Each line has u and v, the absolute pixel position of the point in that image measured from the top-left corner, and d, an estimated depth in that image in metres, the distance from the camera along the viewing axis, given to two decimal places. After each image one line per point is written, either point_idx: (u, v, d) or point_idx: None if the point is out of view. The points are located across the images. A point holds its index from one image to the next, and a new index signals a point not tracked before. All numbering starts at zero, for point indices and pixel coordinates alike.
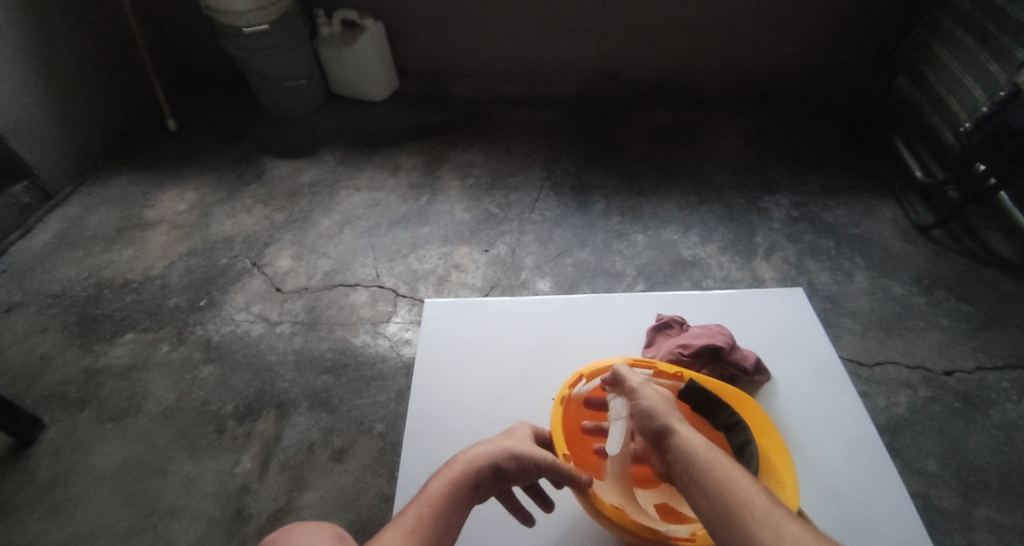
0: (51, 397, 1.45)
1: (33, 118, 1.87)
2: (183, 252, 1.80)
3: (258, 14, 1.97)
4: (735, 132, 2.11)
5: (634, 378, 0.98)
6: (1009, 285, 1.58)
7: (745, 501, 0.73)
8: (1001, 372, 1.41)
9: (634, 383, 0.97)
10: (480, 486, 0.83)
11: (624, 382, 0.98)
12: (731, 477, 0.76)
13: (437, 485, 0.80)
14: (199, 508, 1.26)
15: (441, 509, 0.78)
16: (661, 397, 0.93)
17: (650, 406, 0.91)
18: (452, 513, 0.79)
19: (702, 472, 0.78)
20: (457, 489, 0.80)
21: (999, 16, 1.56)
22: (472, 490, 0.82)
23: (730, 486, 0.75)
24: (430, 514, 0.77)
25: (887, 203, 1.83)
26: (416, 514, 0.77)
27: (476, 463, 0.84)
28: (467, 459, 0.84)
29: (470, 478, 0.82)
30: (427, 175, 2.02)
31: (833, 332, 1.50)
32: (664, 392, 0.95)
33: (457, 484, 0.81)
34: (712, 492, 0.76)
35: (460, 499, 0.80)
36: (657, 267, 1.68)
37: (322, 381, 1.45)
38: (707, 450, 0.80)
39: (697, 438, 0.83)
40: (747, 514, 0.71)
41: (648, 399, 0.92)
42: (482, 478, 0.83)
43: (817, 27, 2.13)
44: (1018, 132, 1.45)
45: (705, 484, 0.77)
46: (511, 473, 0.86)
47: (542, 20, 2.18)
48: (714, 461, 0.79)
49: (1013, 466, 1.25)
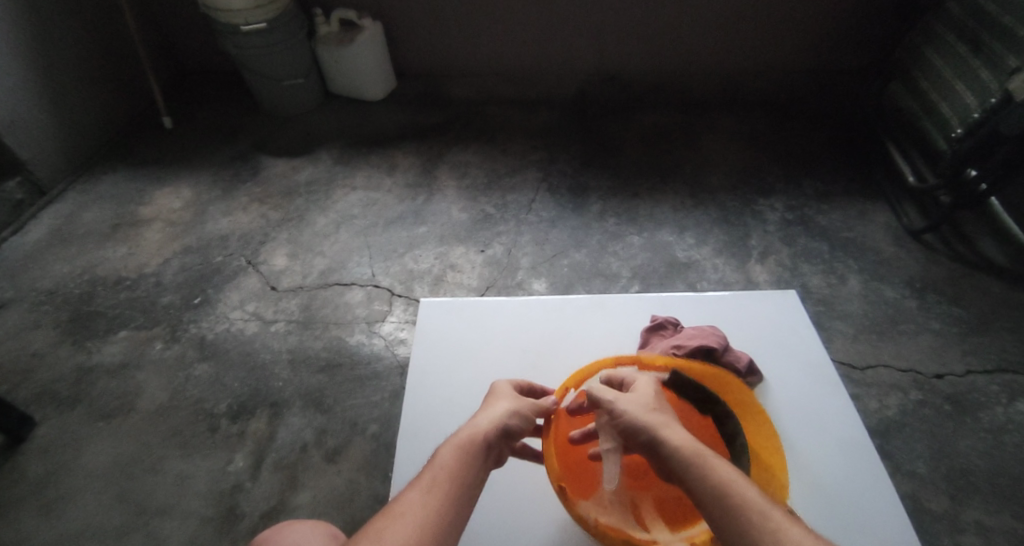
0: (44, 394, 1.44)
1: (28, 114, 1.87)
2: (178, 250, 1.79)
3: (256, 13, 1.97)
4: (730, 136, 2.12)
5: (608, 391, 0.93)
6: (999, 289, 1.60)
7: (742, 506, 0.74)
8: (991, 376, 1.42)
9: (609, 396, 0.92)
10: (492, 448, 0.86)
11: (598, 398, 0.93)
12: (727, 481, 0.77)
13: (449, 451, 0.83)
14: (191, 508, 1.26)
15: (455, 472, 0.80)
16: (642, 405, 0.89)
17: (631, 418, 0.87)
18: (468, 474, 0.81)
19: (697, 482, 0.78)
20: (469, 452, 0.83)
21: (990, 23, 1.58)
22: (484, 451, 0.84)
23: (726, 492, 0.75)
24: (445, 476, 0.80)
25: (881, 208, 1.84)
26: (432, 477, 0.79)
27: (485, 428, 0.86)
28: (475, 425, 0.86)
29: (480, 441, 0.84)
30: (424, 175, 2.03)
31: (825, 335, 1.52)
32: (644, 399, 0.91)
33: (468, 448, 0.83)
34: (708, 501, 0.76)
35: (473, 461, 0.82)
36: (651, 269, 1.69)
37: (317, 381, 1.45)
38: (697, 456, 0.80)
39: (685, 444, 0.81)
40: (746, 520, 0.73)
41: (627, 411, 0.88)
42: (492, 441, 0.85)
43: (813, 32, 2.15)
44: (1011, 138, 1.47)
45: (701, 495, 0.77)
46: (518, 430, 0.89)
47: (541, 22, 2.19)
48: (706, 467, 0.78)
49: (1002, 469, 1.27)
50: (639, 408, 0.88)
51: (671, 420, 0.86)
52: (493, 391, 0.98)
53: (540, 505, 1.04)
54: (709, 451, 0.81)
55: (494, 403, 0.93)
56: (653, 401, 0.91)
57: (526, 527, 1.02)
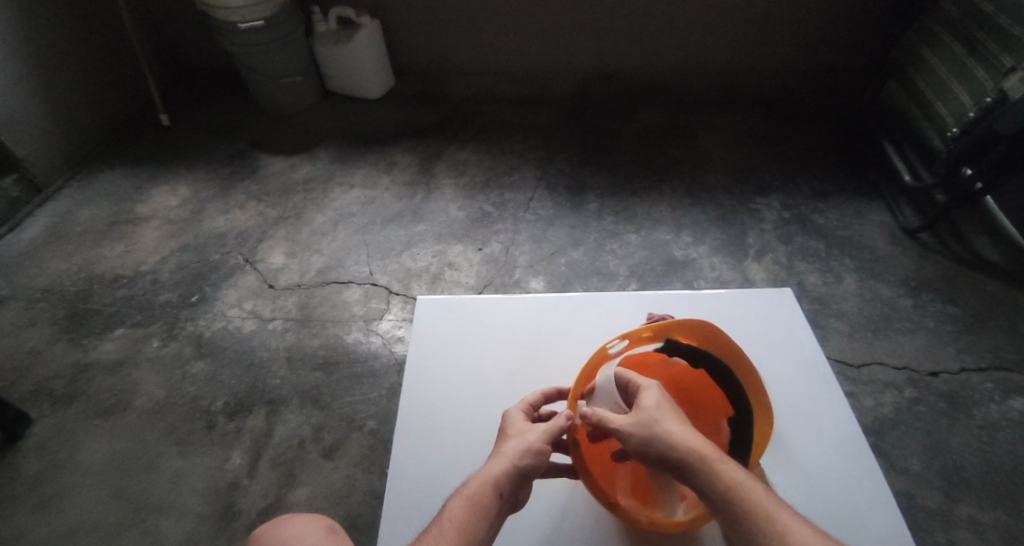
0: (39, 393, 1.44)
1: (23, 113, 1.86)
2: (175, 248, 1.79)
3: (253, 10, 1.96)
4: (727, 133, 2.13)
5: (615, 417, 0.87)
6: (994, 288, 1.60)
7: (751, 511, 0.75)
8: (985, 373, 1.43)
9: (612, 419, 0.87)
10: (505, 494, 0.85)
11: (608, 427, 0.87)
12: (738, 486, 0.77)
13: (458, 503, 0.83)
14: (187, 505, 1.25)
15: (465, 526, 0.80)
16: (648, 417, 0.84)
17: (637, 440, 0.83)
18: (478, 526, 0.80)
19: (709, 490, 0.78)
20: (479, 503, 0.82)
21: (986, 22, 1.58)
22: (496, 500, 0.83)
23: (735, 498, 0.76)
24: (454, 530, 0.79)
25: (877, 207, 1.84)
26: (439, 531, 0.79)
27: (497, 476, 0.84)
28: (485, 475, 0.85)
29: (491, 492, 0.83)
30: (422, 173, 2.03)
31: (821, 332, 1.52)
32: (646, 407, 0.86)
33: (478, 500, 0.82)
34: (720, 506, 0.77)
35: (485, 513, 0.81)
36: (649, 267, 1.69)
37: (314, 378, 1.46)
38: (705, 465, 0.79)
39: (691, 451, 0.80)
40: (755, 526, 0.74)
41: (634, 434, 0.84)
42: (504, 488, 0.84)
43: (812, 31, 2.16)
44: (1007, 138, 1.46)
45: (710, 499, 0.78)
46: (531, 469, 0.88)
47: (541, 20, 2.20)
48: (715, 475, 0.78)
49: (995, 466, 1.27)
50: (644, 423, 0.84)
51: (679, 427, 0.83)
52: (506, 420, 0.96)
53: (534, 505, 1.07)
54: (713, 454, 0.80)
55: (506, 441, 0.91)
56: (659, 406, 0.86)
57: (522, 529, 1.04)
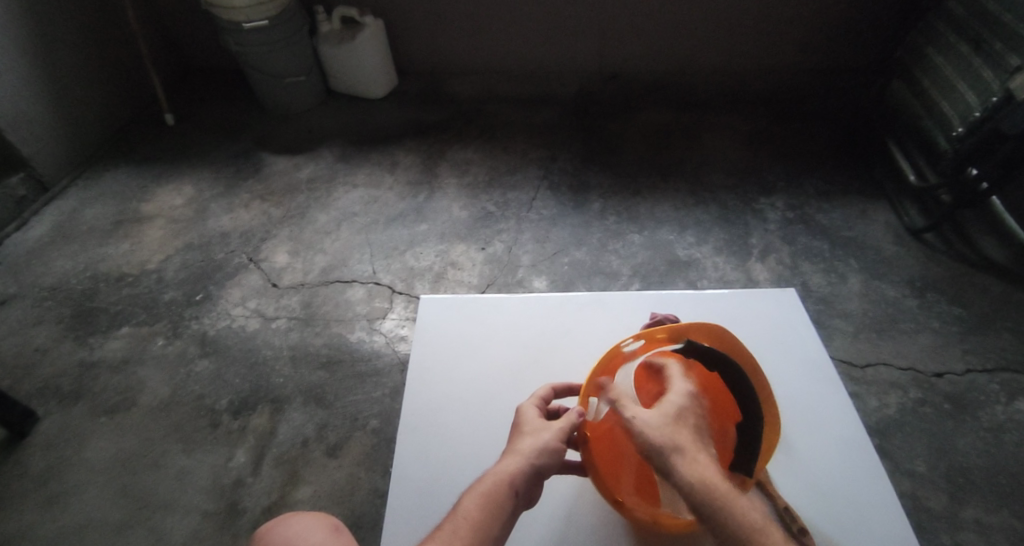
0: (46, 390, 1.45)
1: (30, 112, 1.87)
2: (180, 247, 1.80)
3: (257, 10, 1.97)
4: (731, 132, 2.12)
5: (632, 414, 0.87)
6: (999, 289, 1.59)
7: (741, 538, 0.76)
8: (991, 374, 1.42)
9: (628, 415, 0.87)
10: (520, 493, 0.85)
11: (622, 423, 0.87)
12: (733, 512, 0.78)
13: (471, 500, 0.82)
14: (192, 503, 1.26)
15: (478, 524, 0.80)
16: (665, 423, 0.86)
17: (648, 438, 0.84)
18: (491, 525, 0.81)
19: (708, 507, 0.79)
20: (494, 500, 0.82)
21: (992, 21, 1.58)
22: (510, 498, 0.83)
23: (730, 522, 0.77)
24: (467, 528, 0.79)
25: (882, 207, 1.84)
26: (452, 528, 0.79)
27: (512, 473, 0.84)
28: (501, 472, 0.85)
29: (506, 490, 0.83)
30: (425, 172, 2.03)
31: (824, 333, 1.52)
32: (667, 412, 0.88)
33: (492, 498, 0.82)
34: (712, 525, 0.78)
35: (499, 512, 0.82)
36: (652, 267, 1.69)
37: (318, 377, 1.46)
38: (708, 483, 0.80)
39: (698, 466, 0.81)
40: None
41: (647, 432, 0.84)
42: (519, 487, 0.85)
43: (817, 30, 2.15)
44: (1012, 137, 1.46)
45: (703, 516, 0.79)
46: (546, 467, 0.88)
47: (545, 19, 2.20)
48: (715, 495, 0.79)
49: (1000, 467, 1.27)
50: (660, 427, 0.85)
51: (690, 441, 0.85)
52: (519, 418, 0.96)
53: (543, 505, 1.06)
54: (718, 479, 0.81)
55: (522, 438, 0.91)
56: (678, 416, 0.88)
57: (528, 528, 1.04)
